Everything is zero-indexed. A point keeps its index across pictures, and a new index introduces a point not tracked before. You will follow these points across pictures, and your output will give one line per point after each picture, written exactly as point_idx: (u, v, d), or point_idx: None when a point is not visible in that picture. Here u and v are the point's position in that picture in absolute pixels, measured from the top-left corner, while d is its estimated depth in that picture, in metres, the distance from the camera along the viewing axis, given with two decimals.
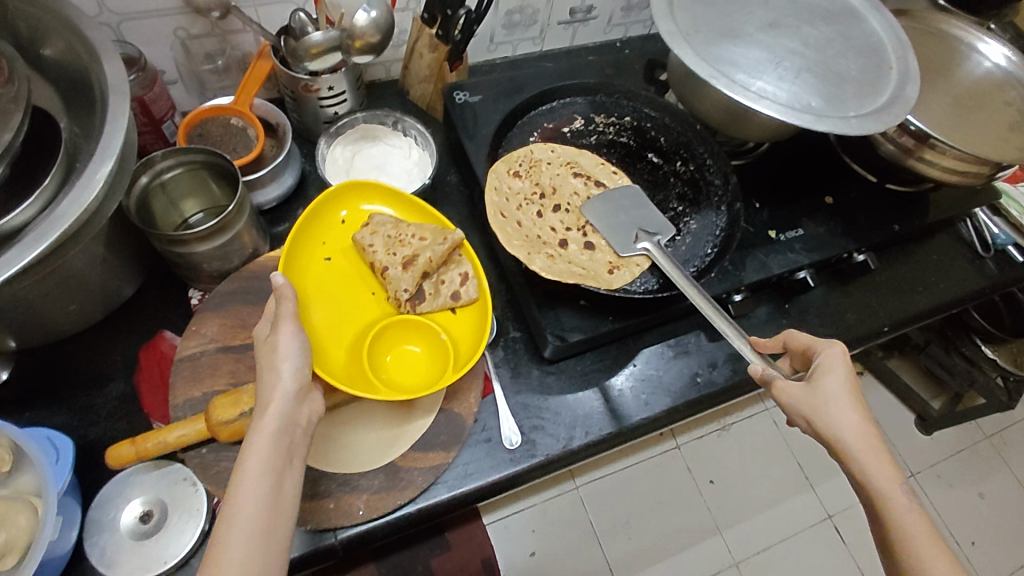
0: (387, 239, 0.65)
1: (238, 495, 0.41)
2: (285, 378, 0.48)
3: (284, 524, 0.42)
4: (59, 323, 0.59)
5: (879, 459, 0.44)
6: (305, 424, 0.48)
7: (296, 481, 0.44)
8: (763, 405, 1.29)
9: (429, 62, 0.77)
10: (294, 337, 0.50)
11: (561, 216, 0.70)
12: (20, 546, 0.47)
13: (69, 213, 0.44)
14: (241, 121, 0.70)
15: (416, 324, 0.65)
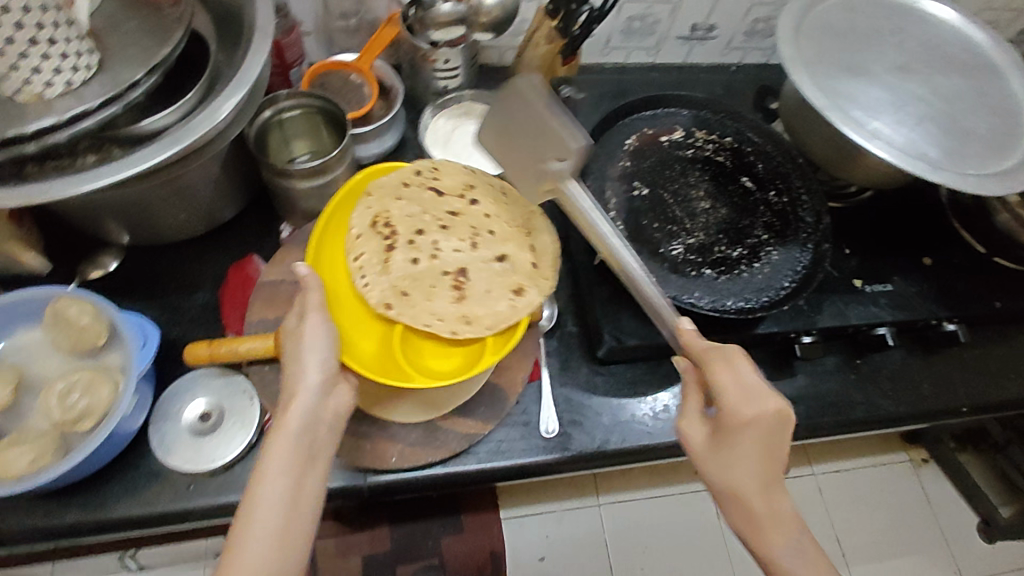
0: (422, 201, 0.65)
1: (257, 493, 0.44)
2: (309, 373, 0.50)
3: (302, 520, 0.45)
4: (168, 227, 0.65)
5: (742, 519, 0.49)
6: (329, 419, 0.50)
7: (317, 480, 0.47)
8: (811, 470, 1.22)
9: (544, 53, 0.78)
10: (320, 327, 0.52)
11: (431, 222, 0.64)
12: (97, 413, 0.52)
13: (203, 125, 0.49)
14: (359, 78, 0.74)
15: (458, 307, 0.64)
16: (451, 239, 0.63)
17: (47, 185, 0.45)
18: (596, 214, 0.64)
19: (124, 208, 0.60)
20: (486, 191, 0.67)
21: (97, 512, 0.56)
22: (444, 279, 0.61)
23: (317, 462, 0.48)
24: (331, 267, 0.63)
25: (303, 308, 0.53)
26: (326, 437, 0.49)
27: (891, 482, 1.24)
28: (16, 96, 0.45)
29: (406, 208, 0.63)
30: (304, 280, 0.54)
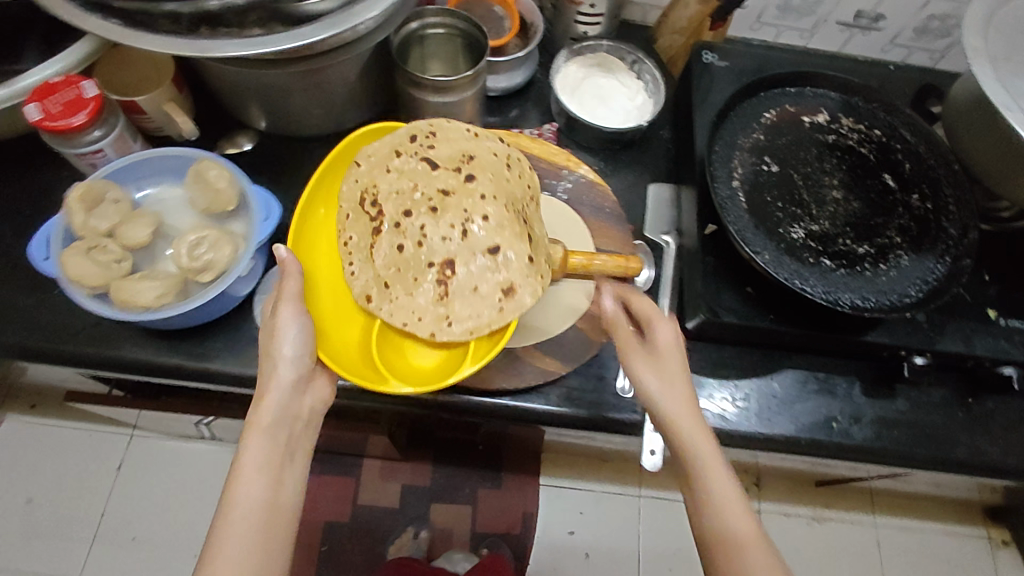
0: (400, 177, 0.52)
1: (237, 493, 0.44)
2: (284, 367, 0.49)
3: (283, 523, 0.45)
4: (303, 120, 0.69)
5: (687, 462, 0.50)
6: (305, 416, 0.50)
7: (296, 476, 0.47)
8: (870, 518, 1.16)
9: (693, 14, 0.75)
10: (294, 321, 0.49)
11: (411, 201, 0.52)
12: (217, 269, 0.57)
13: (360, 14, 0.51)
14: (502, 11, 0.75)
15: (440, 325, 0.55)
16: (440, 225, 0.50)
17: (219, 42, 0.49)
18: (719, 180, 0.61)
19: (270, 91, 0.63)
20: (490, 165, 0.53)
21: (198, 360, 0.61)
22: (425, 277, 0.50)
23: (290, 461, 0.48)
24: (309, 253, 0.57)
25: (286, 296, 0.50)
26: (298, 432, 0.49)
27: (957, 551, 1.15)
28: None
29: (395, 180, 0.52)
30: (287, 264, 0.50)
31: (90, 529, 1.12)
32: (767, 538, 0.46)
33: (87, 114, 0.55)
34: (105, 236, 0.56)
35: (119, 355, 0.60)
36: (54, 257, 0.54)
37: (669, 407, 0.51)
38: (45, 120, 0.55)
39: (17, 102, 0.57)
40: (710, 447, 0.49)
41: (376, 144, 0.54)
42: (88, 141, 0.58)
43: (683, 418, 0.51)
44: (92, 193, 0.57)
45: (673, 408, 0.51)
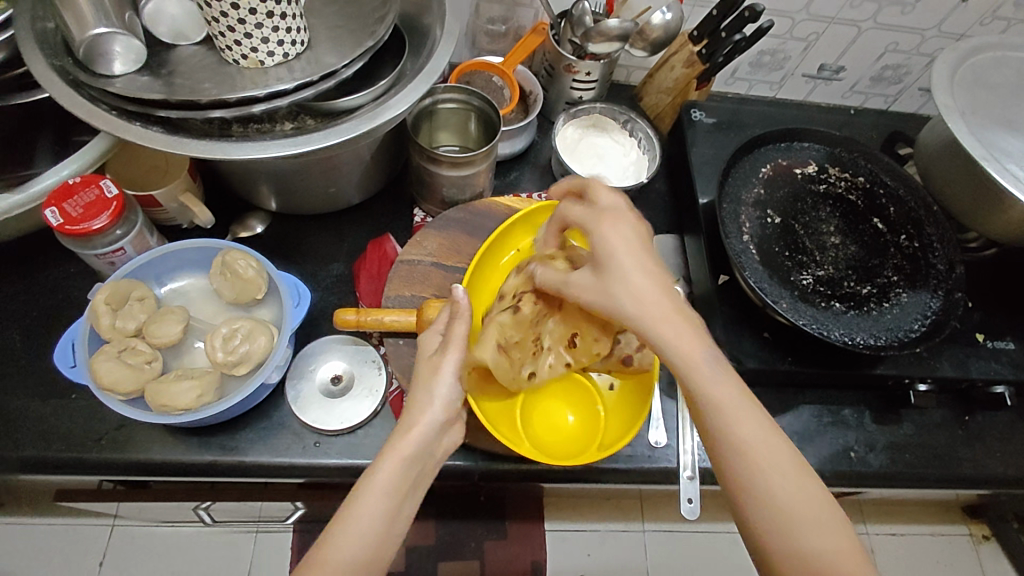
0: None
1: (357, 507, 0.44)
2: (436, 404, 0.50)
3: (383, 556, 0.44)
4: (318, 200, 0.69)
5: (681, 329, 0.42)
6: (438, 457, 0.51)
7: (409, 512, 0.47)
8: (863, 529, 1.20)
9: (679, 76, 0.79)
10: (457, 364, 0.52)
11: None
12: (254, 359, 0.56)
13: (397, 106, 0.52)
14: (500, 80, 0.78)
15: (584, 396, 0.67)
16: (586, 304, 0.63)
17: (262, 145, 0.49)
18: (731, 235, 0.65)
19: (288, 176, 0.64)
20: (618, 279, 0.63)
21: (232, 454, 0.59)
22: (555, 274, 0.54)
23: (413, 493, 0.47)
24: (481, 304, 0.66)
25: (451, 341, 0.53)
26: (426, 472, 0.49)
27: (945, 553, 1.20)
28: (239, 62, 0.51)
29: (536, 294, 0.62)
30: (459, 308, 0.55)
31: None
32: (802, 466, 0.38)
33: (110, 214, 0.54)
34: (133, 336, 0.55)
35: (147, 458, 0.58)
36: (83, 363, 0.53)
37: (635, 273, 0.44)
38: (66, 224, 0.53)
39: (31, 207, 0.56)
40: (660, 311, 0.43)
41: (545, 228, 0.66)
42: (109, 240, 0.57)
43: (649, 302, 0.43)
44: (118, 293, 0.56)
45: (650, 299, 0.43)
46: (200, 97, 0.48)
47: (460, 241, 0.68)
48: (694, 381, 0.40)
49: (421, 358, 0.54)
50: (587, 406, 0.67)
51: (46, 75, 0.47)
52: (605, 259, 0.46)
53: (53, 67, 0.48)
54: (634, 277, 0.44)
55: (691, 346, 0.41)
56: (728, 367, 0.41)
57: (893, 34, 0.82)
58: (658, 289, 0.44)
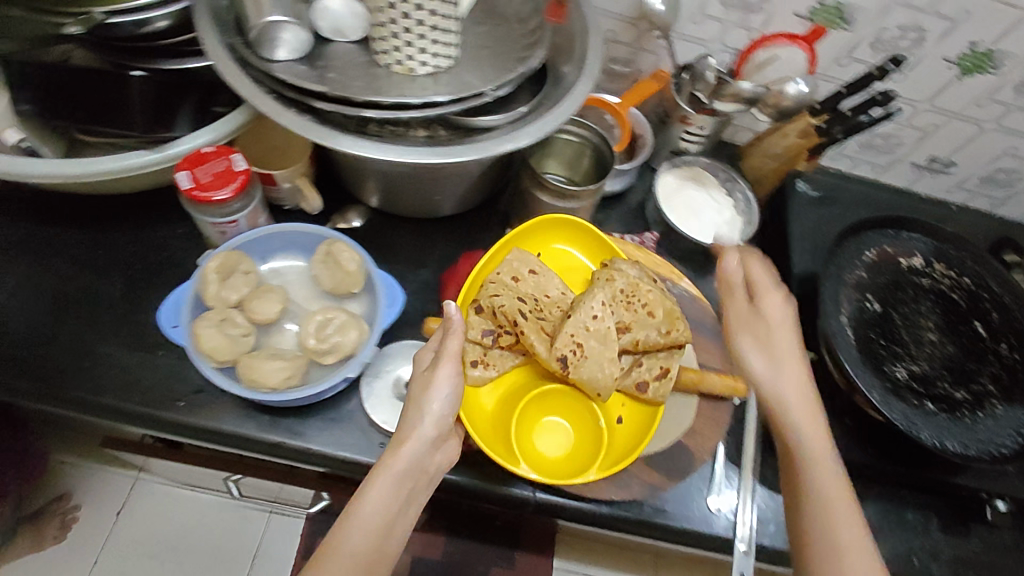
0: (618, 293, 0.64)
1: (351, 519, 0.47)
2: (427, 420, 0.52)
3: (383, 563, 0.48)
4: (420, 206, 0.70)
5: (813, 419, 0.53)
6: (433, 471, 0.52)
7: (406, 524, 0.50)
8: None
9: (791, 144, 0.78)
10: (449, 381, 0.53)
11: (602, 304, 0.63)
12: (341, 351, 0.56)
13: (532, 132, 0.53)
14: (613, 119, 0.79)
15: (579, 409, 0.65)
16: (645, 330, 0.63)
17: (400, 150, 0.51)
18: (828, 314, 0.63)
19: (401, 179, 0.65)
20: (655, 302, 0.64)
21: (297, 439, 0.60)
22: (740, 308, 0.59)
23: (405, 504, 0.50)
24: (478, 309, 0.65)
25: (447, 357, 0.54)
26: (417, 492, 0.51)
27: None
28: (392, 66, 0.53)
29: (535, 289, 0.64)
30: (451, 323, 0.54)
31: None
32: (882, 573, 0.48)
33: (235, 188, 0.56)
34: (233, 308, 0.56)
35: (219, 426, 0.59)
36: (185, 325, 0.54)
37: (787, 384, 0.55)
38: (195, 189, 0.55)
39: (164, 167, 0.58)
40: (806, 409, 0.54)
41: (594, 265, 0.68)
42: (228, 211, 0.59)
43: (789, 381, 0.55)
44: (227, 264, 0.57)
45: (794, 394, 0.54)
46: (355, 95, 0.50)
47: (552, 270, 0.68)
48: (817, 488, 0.51)
49: (415, 373, 0.55)
50: (588, 422, 0.65)
51: (217, 51, 0.49)
52: (773, 317, 0.57)
53: (224, 44, 0.50)
54: (790, 368, 0.56)
55: (819, 440, 0.53)
56: (843, 480, 0.51)
57: (1014, 139, 0.81)
58: (804, 382, 0.55)
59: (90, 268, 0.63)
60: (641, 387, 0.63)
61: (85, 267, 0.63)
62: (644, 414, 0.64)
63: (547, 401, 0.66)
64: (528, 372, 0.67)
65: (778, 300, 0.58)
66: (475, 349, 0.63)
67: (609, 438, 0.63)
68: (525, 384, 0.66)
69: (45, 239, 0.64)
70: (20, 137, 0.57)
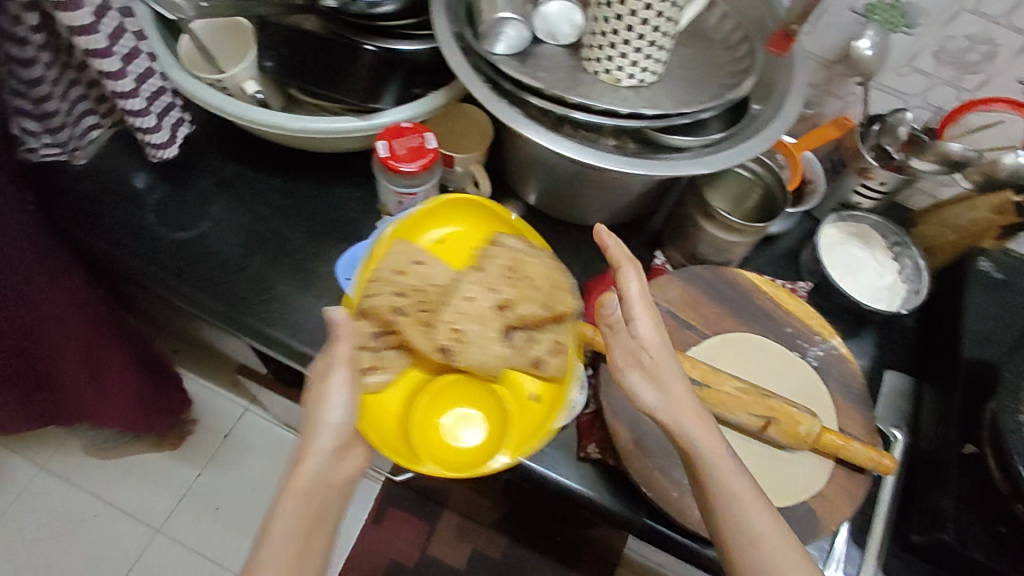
0: (501, 274, 0.60)
1: (259, 551, 0.41)
2: (326, 431, 0.47)
3: (309, 569, 0.42)
4: (579, 211, 0.72)
5: (711, 433, 0.48)
6: (338, 484, 0.47)
7: (325, 542, 0.44)
8: None
9: (980, 217, 0.72)
10: (346, 385, 0.49)
11: (483, 278, 0.60)
12: (490, 334, 0.58)
13: (726, 159, 0.53)
14: (784, 159, 0.75)
15: (486, 397, 0.61)
16: (484, 292, 0.59)
17: (594, 154, 0.52)
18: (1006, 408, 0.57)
19: (569, 183, 0.67)
20: (535, 280, 0.60)
21: None
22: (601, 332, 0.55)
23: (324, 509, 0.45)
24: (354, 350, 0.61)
25: (331, 366, 0.49)
26: (331, 504, 0.46)
27: None
28: (599, 74, 0.55)
29: (422, 281, 0.60)
30: (338, 328, 0.49)
31: (178, 485, 1.13)
32: None
33: (423, 163, 0.60)
34: (400, 272, 0.60)
35: None
36: (359, 280, 0.59)
37: (675, 392, 0.50)
38: (390, 158, 0.60)
39: (364, 134, 0.63)
40: (702, 432, 0.48)
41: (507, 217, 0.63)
42: (411, 184, 0.63)
43: (689, 406, 0.49)
44: (403, 232, 0.61)
45: (700, 430, 0.48)
46: (569, 96, 0.52)
47: (701, 300, 0.67)
48: (728, 509, 0.46)
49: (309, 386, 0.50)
50: (491, 402, 0.61)
51: (446, 37, 0.53)
52: (646, 341, 0.51)
53: (453, 32, 0.54)
54: (665, 373, 0.50)
55: (728, 463, 0.47)
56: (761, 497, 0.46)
57: None
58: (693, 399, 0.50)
59: (280, 214, 0.70)
60: (540, 365, 0.59)
61: (276, 212, 0.70)
62: (554, 387, 0.60)
63: (455, 395, 0.62)
64: (419, 374, 0.62)
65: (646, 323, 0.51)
66: (369, 340, 0.58)
67: (515, 410, 0.60)
68: (419, 386, 0.61)
69: (249, 182, 0.71)
70: (257, 89, 0.67)
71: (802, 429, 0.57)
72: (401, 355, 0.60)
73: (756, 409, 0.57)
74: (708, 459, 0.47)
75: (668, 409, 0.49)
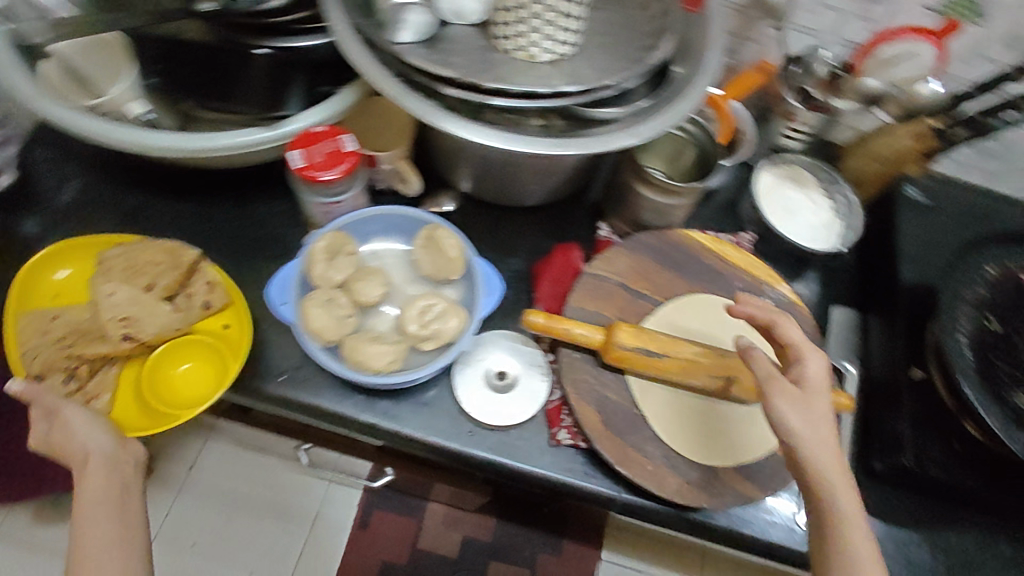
0: (125, 266, 0.58)
1: (81, 540, 0.46)
2: (92, 450, 0.50)
3: (139, 543, 0.48)
4: (517, 193, 0.69)
5: (849, 485, 0.45)
6: (133, 459, 0.52)
7: (139, 506, 0.50)
8: None
9: (902, 148, 0.73)
10: (80, 411, 0.52)
11: (119, 292, 0.57)
12: (441, 338, 0.56)
13: (654, 127, 0.52)
14: (712, 111, 0.75)
15: (189, 342, 0.61)
16: (157, 281, 0.58)
17: (520, 140, 0.50)
18: (945, 332, 0.60)
19: (502, 168, 0.64)
20: (170, 252, 0.59)
21: (391, 421, 0.60)
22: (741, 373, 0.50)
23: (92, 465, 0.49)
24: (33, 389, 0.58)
25: (55, 411, 0.51)
26: (132, 478, 0.51)
27: None
28: (513, 53, 0.52)
29: (87, 332, 0.58)
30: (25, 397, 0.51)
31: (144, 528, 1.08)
32: None
33: (344, 170, 0.57)
34: (337, 288, 0.57)
35: (318, 403, 0.60)
36: (294, 303, 0.55)
37: (806, 430, 0.46)
38: (306, 168, 0.56)
39: (274, 145, 0.59)
40: (833, 463, 0.45)
41: (110, 254, 0.59)
42: (334, 192, 0.59)
43: (824, 441, 0.46)
44: (334, 244, 0.58)
45: (849, 488, 0.45)
46: (483, 81, 0.49)
47: (651, 268, 0.66)
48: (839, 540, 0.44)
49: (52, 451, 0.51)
50: (192, 345, 0.61)
51: (344, 31, 0.49)
52: (818, 399, 0.47)
53: (350, 24, 0.50)
54: (816, 408, 0.47)
55: (855, 504, 0.45)
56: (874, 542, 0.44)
57: None
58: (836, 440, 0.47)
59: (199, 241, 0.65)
60: (207, 305, 0.59)
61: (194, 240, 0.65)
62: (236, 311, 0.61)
63: (190, 354, 0.61)
64: (136, 370, 0.60)
65: (814, 367, 0.49)
66: (60, 377, 0.56)
67: (216, 346, 0.60)
68: (139, 375, 0.60)
69: (158, 212, 0.66)
70: (146, 108, 0.62)
71: (762, 383, 0.58)
72: (109, 368, 0.59)
73: (716, 369, 0.58)
74: (821, 480, 0.45)
75: (818, 445, 0.45)
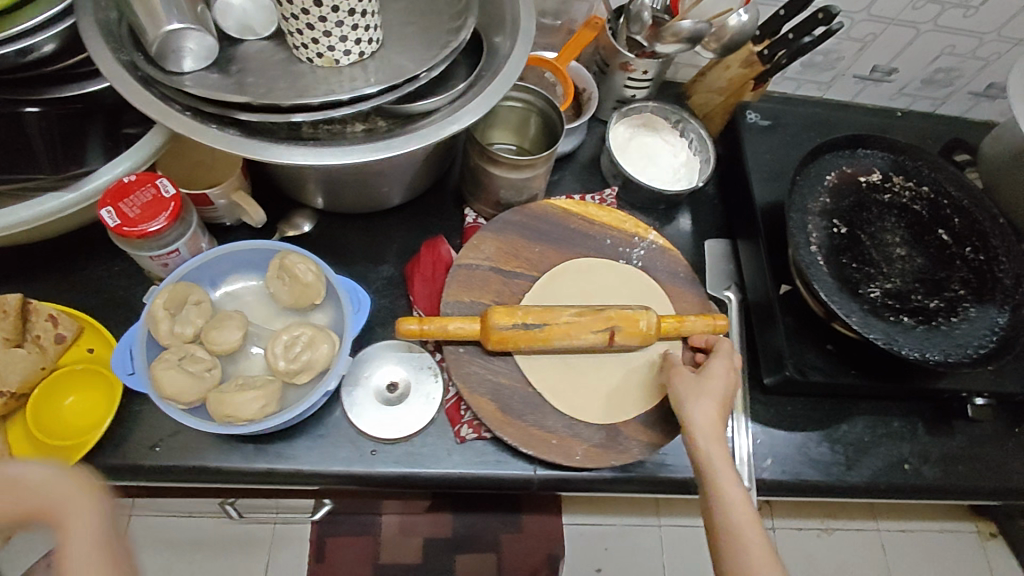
0: None
1: None
2: None
3: None
4: (371, 199, 0.67)
5: (723, 453, 0.52)
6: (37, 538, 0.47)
7: None
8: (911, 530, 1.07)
9: (734, 75, 0.77)
10: None
11: None
12: (315, 368, 0.54)
13: (477, 108, 0.50)
14: (553, 76, 0.75)
15: (56, 378, 0.56)
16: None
17: (339, 150, 0.47)
18: (800, 245, 0.63)
19: (342, 179, 0.61)
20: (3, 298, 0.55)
21: (288, 462, 0.58)
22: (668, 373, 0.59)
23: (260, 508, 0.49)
24: None
25: None
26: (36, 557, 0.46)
27: (950, 548, 1.07)
28: (313, 60, 0.48)
29: None
30: None
31: None
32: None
33: (169, 217, 0.52)
34: (190, 342, 0.53)
35: (203, 464, 0.56)
36: (144, 370, 0.51)
37: (692, 405, 0.54)
38: (123, 225, 0.51)
39: (84, 206, 0.53)
40: (710, 431, 0.53)
41: None
42: (165, 241, 0.54)
43: (704, 410, 0.54)
44: (176, 296, 0.54)
45: (719, 452, 0.52)
46: (280, 99, 0.45)
47: (519, 245, 0.66)
48: (716, 498, 0.51)
49: None
50: (63, 379, 0.56)
51: (113, 69, 0.44)
52: (711, 385, 0.55)
53: (121, 63, 0.45)
54: (708, 388, 0.55)
55: (730, 471, 0.52)
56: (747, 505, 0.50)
57: (950, 36, 0.81)
58: (719, 417, 0.54)
59: None
60: (61, 337, 0.56)
61: None
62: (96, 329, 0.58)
63: (62, 392, 0.56)
64: (19, 423, 0.55)
65: (719, 362, 0.57)
66: None
67: (89, 367, 0.57)
68: (23, 428, 0.55)
69: None
70: None
71: (643, 325, 0.58)
72: None
73: (597, 325, 0.58)
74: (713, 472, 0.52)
75: (704, 423, 0.53)
